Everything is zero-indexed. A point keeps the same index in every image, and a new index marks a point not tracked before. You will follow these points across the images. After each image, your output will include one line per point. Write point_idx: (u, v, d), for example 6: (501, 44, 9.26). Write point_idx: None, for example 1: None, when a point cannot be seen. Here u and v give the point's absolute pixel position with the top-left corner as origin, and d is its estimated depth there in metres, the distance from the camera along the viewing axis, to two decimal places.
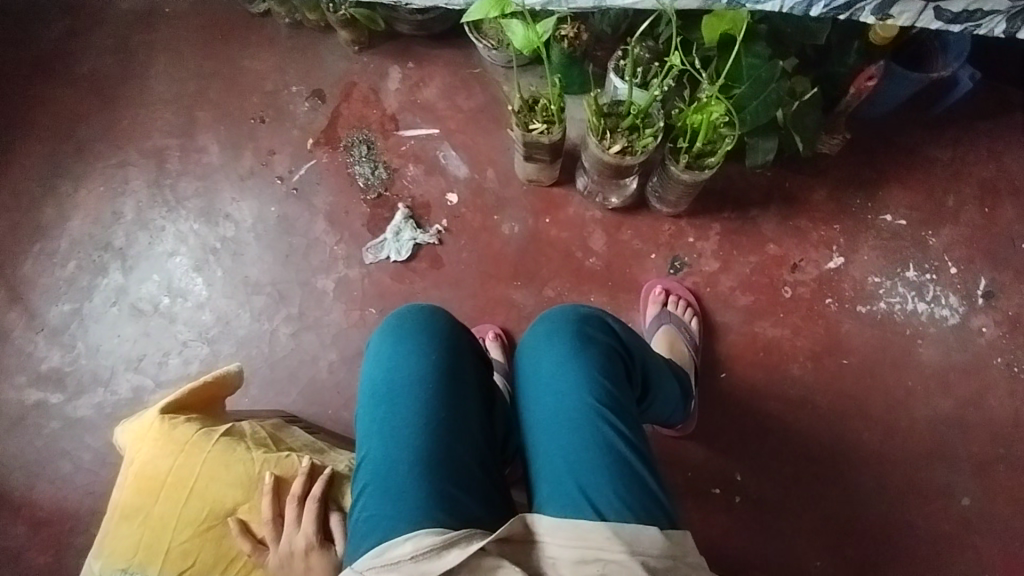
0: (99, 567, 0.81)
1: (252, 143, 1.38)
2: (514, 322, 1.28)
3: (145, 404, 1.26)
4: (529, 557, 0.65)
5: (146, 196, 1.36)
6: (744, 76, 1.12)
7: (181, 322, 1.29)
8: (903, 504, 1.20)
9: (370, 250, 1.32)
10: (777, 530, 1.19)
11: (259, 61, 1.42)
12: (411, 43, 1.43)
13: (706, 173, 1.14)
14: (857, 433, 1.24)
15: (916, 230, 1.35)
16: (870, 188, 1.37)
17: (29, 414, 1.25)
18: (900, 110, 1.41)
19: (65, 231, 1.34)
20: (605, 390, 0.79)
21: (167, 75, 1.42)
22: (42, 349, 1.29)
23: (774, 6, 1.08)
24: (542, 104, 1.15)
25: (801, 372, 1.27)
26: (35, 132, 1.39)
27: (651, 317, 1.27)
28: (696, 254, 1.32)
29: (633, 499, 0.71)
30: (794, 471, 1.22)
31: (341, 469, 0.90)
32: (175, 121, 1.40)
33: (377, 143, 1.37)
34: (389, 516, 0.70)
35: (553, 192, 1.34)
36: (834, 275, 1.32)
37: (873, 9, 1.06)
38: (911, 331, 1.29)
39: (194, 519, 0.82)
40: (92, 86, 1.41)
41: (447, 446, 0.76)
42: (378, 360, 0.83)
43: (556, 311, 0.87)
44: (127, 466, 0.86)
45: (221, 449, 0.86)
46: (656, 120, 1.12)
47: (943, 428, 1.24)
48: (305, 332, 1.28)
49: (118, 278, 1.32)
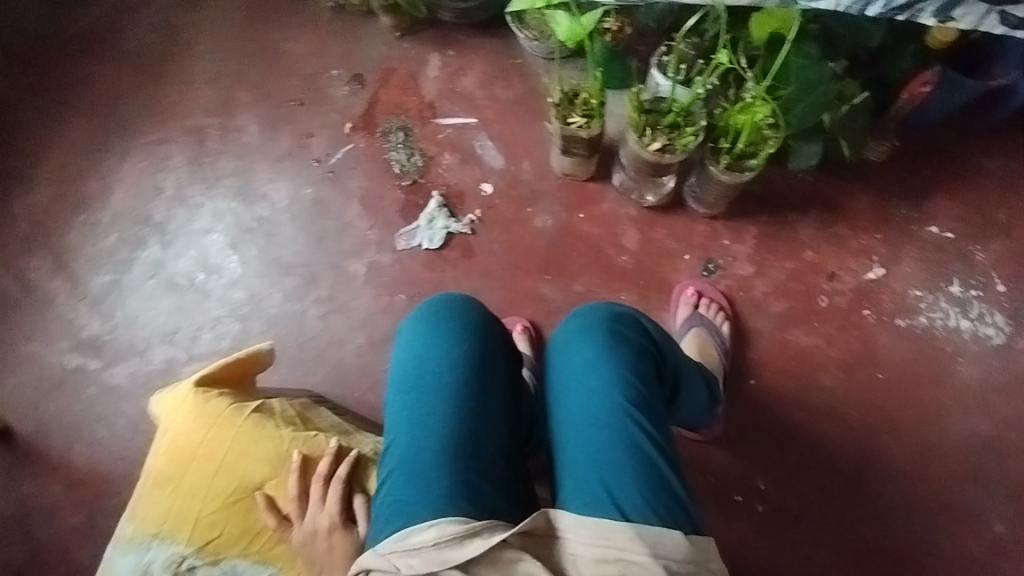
0: (132, 530, 0.84)
1: (291, 125, 1.39)
2: (543, 316, 1.28)
3: (178, 375, 1.29)
4: (550, 552, 0.66)
5: (187, 173, 1.39)
6: (792, 78, 1.10)
7: (214, 297, 1.32)
8: (933, 525, 1.17)
9: (403, 236, 1.33)
10: (799, 542, 1.17)
11: (301, 44, 1.43)
12: (452, 31, 1.42)
13: (747, 176, 1.12)
14: (887, 449, 1.21)
15: (963, 244, 1.30)
16: (917, 198, 1.32)
17: (68, 379, 1.30)
18: (953, 118, 1.36)
19: (108, 203, 1.38)
20: (635, 389, 0.79)
21: (210, 54, 1.44)
22: (82, 316, 1.33)
23: (828, 5, 1.03)
24: (582, 98, 1.14)
25: (832, 384, 1.24)
26: (83, 105, 1.42)
27: (681, 319, 1.25)
28: (731, 257, 1.30)
29: (658, 500, 0.71)
30: (820, 483, 1.20)
31: (367, 452, 0.91)
32: (216, 100, 1.42)
33: (414, 130, 1.37)
34: (412, 501, 0.71)
35: (588, 188, 1.33)
36: (873, 285, 1.28)
37: (934, 11, 1.02)
38: (951, 348, 1.26)
39: (223, 492, 0.84)
40: (139, 62, 1.44)
41: (474, 436, 0.76)
42: (409, 346, 0.83)
43: (589, 308, 0.87)
44: (161, 436, 0.88)
45: (251, 424, 0.87)
46: (698, 119, 1.10)
47: (979, 450, 1.21)
48: (335, 315, 1.30)
49: (156, 252, 1.35)
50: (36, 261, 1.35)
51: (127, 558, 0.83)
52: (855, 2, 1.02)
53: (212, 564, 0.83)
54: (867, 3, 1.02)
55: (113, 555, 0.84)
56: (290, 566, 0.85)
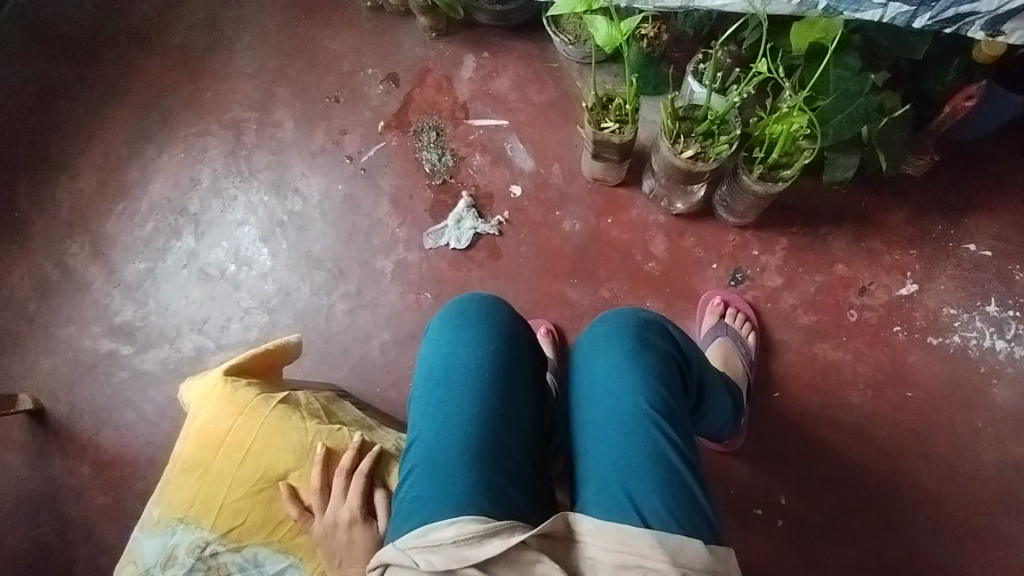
0: (158, 514, 0.86)
1: (325, 122, 1.42)
2: (567, 320, 1.28)
3: (206, 364, 1.31)
4: (568, 554, 0.65)
5: (223, 166, 1.42)
6: (831, 88, 1.08)
7: (244, 289, 1.34)
8: (961, 550, 1.14)
9: (430, 235, 1.34)
10: (819, 560, 1.15)
11: (338, 42, 1.45)
12: (488, 33, 1.43)
13: (780, 186, 1.11)
14: (915, 470, 1.18)
15: (1002, 263, 1.27)
16: (955, 214, 1.29)
17: (101, 362, 1.33)
18: (996, 134, 1.33)
19: (146, 193, 1.41)
20: (660, 396, 0.78)
21: (250, 50, 1.47)
22: (117, 302, 1.36)
23: (873, 15, 1.01)
24: (616, 103, 1.14)
25: (860, 401, 1.22)
26: (126, 97, 1.46)
27: (706, 328, 1.24)
28: (760, 268, 1.28)
29: (680, 509, 0.70)
30: (843, 502, 1.17)
31: (389, 447, 0.91)
32: (254, 95, 1.44)
33: (446, 130, 1.38)
34: (434, 499, 0.71)
35: (618, 193, 1.33)
36: (905, 302, 1.26)
37: (983, 24, 1.00)
38: (985, 369, 1.22)
39: (248, 480, 0.86)
40: (181, 56, 1.48)
41: (497, 436, 0.76)
42: (437, 344, 0.84)
43: (616, 313, 0.86)
44: (189, 422, 0.90)
45: (278, 415, 0.88)
46: (733, 127, 1.09)
47: (1012, 476, 1.18)
48: (361, 310, 1.32)
49: (190, 242, 1.38)
50: (76, 247, 1.39)
51: (153, 540, 0.85)
52: (901, 13, 1.00)
53: (234, 551, 0.85)
54: (914, 15, 1.00)
55: (140, 537, 0.86)
56: (310, 557, 0.86)
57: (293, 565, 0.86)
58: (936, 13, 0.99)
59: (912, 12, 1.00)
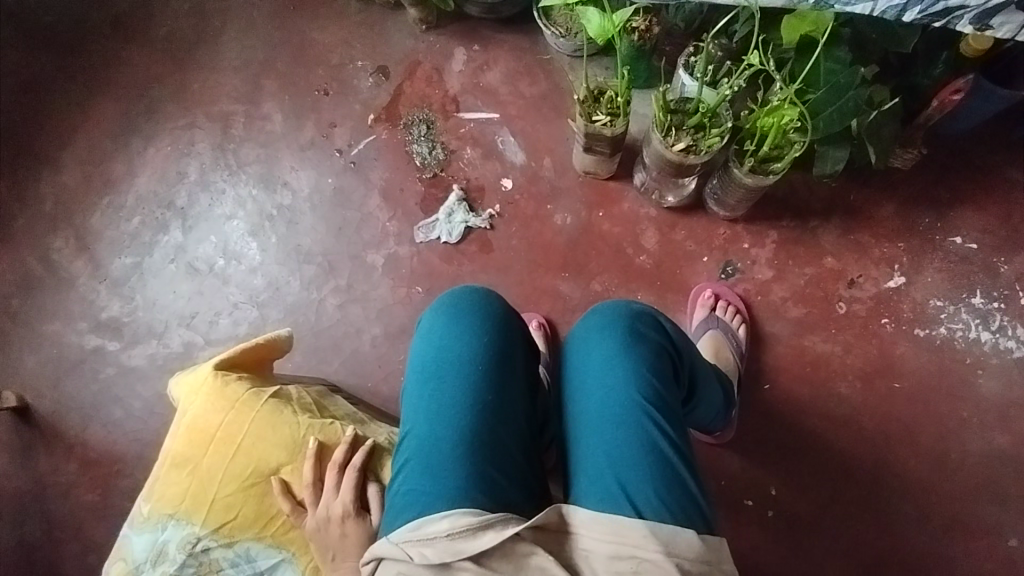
0: (149, 510, 0.85)
1: (314, 115, 1.40)
2: (559, 313, 1.28)
3: (195, 359, 1.30)
4: (562, 547, 0.65)
5: (210, 159, 1.40)
6: (821, 82, 1.08)
7: (233, 284, 1.33)
8: (947, 538, 1.16)
9: (422, 229, 1.33)
10: (808, 549, 1.16)
11: (328, 34, 1.44)
12: (479, 25, 1.42)
13: (770, 179, 1.11)
14: (902, 461, 1.20)
15: (987, 256, 1.29)
16: (942, 207, 1.31)
17: (87, 359, 1.31)
18: (984, 127, 1.34)
19: (132, 187, 1.39)
20: (652, 387, 0.78)
21: (238, 42, 1.45)
22: (103, 298, 1.34)
23: (865, 9, 1.00)
24: (608, 96, 1.13)
25: (848, 392, 1.23)
26: (110, 89, 1.44)
27: (697, 321, 1.25)
28: (750, 261, 1.29)
29: (672, 499, 0.71)
30: (833, 491, 1.19)
31: (381, 441, 0.91)
32: (243, 88, 1.42)
33: (436, 123, 1.38)
34: (427, 492, 0.71)
35: (609, 186, 1.33)
36: (892, 294, 1.27)
37: (972, 18, 1.00)
38: (971, 360, 1.24)
39: (240, 475, 0.85)
40: (167, 48, 1.45)
41: (491, 428, 0.76)
42: (429, 336, 0.83)
43: (608, 306, 0.86)
44: (179, 417, 0.88)
45: (269, 410, 0.88)
46: (724, 121, 1.09)
47: (997, 465, 1.20)
48: (352, 305, 1.31)
49: (177, 236, 1.36)
50: (60, 242, 1.37)
51: (143, 537, 0.84)
52: (891, 7, 1.00)
53: (227, 546, 0.84)
54: (904, 8, 1.00)
55: (130, 534, 0.85)
56: (303, 551, 0.86)
57: (286, 560, 0.86)
58: (925, 8, 0.99)
59: (902, 7, 1.00)
